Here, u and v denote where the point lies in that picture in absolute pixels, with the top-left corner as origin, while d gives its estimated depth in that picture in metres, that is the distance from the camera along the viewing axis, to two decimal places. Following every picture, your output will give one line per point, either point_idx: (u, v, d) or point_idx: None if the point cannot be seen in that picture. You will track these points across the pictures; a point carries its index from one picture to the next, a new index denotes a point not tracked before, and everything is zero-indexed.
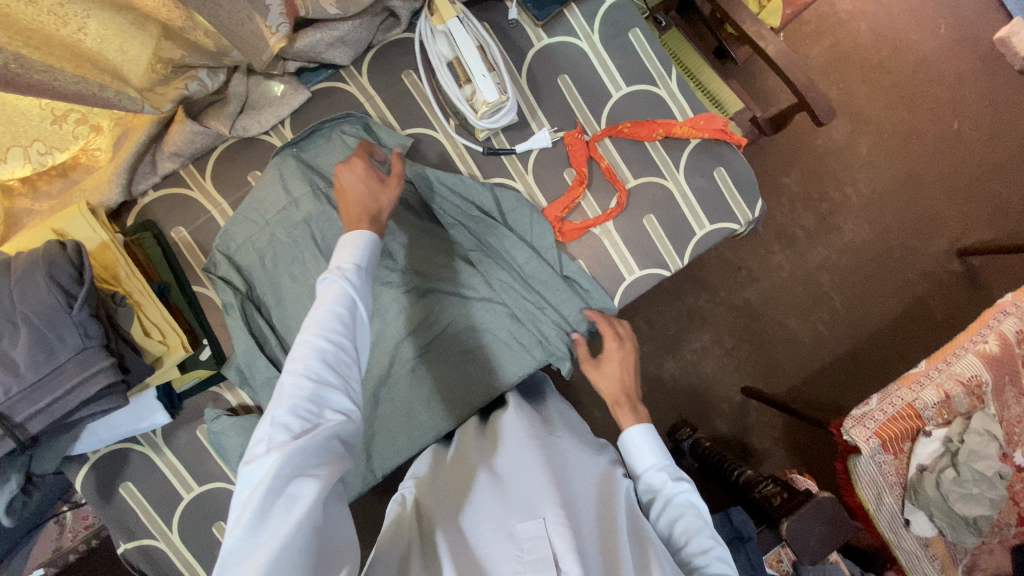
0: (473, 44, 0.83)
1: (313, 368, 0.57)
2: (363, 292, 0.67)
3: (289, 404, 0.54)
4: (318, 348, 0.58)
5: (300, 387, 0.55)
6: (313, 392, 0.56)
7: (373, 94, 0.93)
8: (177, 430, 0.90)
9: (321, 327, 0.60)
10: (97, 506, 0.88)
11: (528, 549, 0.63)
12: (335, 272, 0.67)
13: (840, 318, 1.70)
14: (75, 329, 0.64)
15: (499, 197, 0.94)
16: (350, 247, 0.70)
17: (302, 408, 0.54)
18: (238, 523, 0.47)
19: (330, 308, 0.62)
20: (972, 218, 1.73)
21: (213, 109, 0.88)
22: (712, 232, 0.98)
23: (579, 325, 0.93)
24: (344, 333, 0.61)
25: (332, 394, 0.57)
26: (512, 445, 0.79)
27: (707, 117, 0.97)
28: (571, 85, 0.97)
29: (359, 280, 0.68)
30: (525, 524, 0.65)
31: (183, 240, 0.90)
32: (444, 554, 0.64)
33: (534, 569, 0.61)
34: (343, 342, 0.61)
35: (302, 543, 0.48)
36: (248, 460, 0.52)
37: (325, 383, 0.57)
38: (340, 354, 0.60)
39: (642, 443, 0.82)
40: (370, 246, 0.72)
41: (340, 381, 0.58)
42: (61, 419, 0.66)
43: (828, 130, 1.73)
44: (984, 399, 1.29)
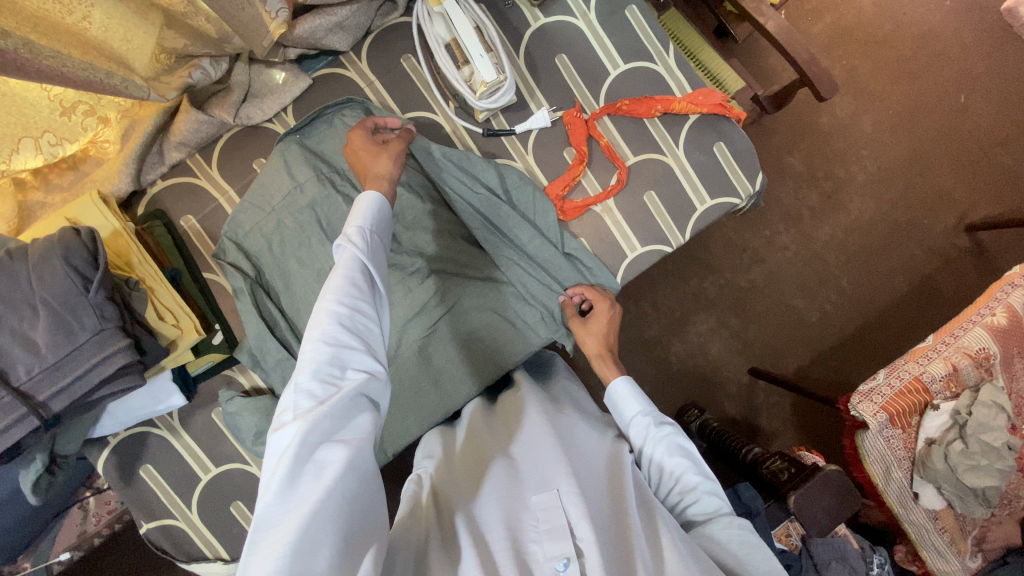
0: (469, 24, 0.84)
1: (332, 335, 0.58)
2: (375, 255, 0.68)
3: (311, 370, 0.56)
4: (334, 314, 0.60)
5: (320, 354, 0.57)
6: (333, 358, 0.57)
7: (373, 79, 0.94)
8: (193, 413, 0.93)
9: (336, 293, 0.61)
10: (120, 488, 0.91)
11: (543, 519, 0.64)
12: (346, 236, 0.67)
13: (847, 296, 1.69)
14: (92, 311, 0.67)
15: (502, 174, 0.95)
16: (359, 210, 0.71)
17: (323, 375, 0.56)
18: (269, 489, 0.49)
19: (344, 273, 0.63)
20: (980, 193, 1.71)
21: (217, 98, 0.90)
22: (714, 207, 0.98)
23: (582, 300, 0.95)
24: (360, 298, 0.62)
25: (352, 357, 0.58)
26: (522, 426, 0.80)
27: (705, 92, 0.97)
28: (569, 64, 0.97)
29: (370, 242, 0.68)
30: (539, 497, 0.67)
31: (193, 228, 0.93)
32: (463, 526, 0.65)
33: (550, 538, 0.62)
34: (359, 306, 0.62)
35: (336, 502, 0.50)
36: (276, 428, 0.54)
37: (345, 348, 0.58)
38: (357, 318, 0.61)
39: (624, 394, 0.85)
40: (379, 208, 0.72)
41: (360, 344, 0.59)
42: (82, 399, 0.68)
43: (831, 107, 1.72)
44: (992, 371, 1.28)
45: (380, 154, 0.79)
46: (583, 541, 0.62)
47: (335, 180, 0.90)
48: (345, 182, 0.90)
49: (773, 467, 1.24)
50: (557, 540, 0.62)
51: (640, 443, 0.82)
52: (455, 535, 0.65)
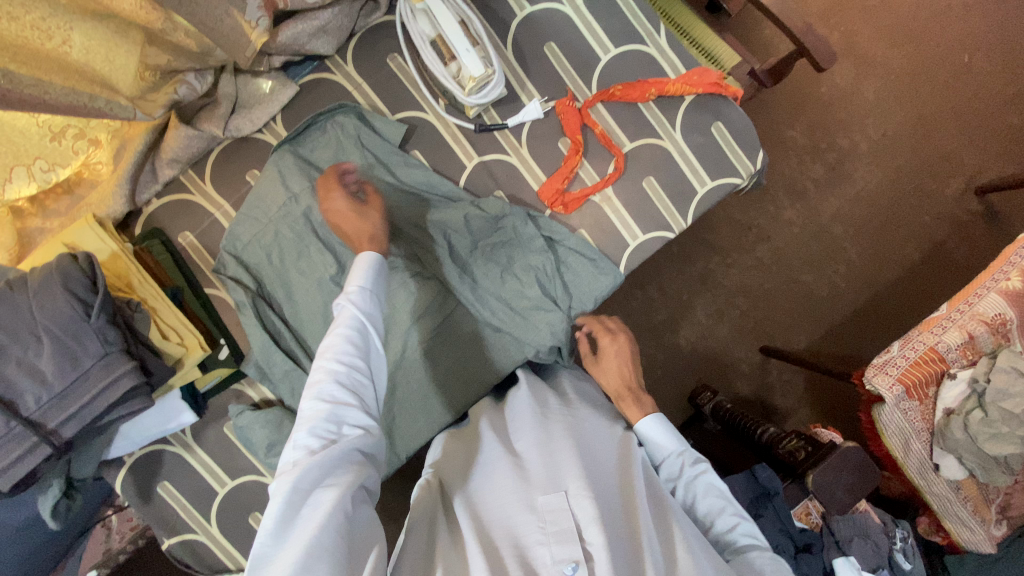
0: (454, 19, 0.82)
1: (326, 391, 0.61)
2: (373, 316, 0.71)
3: (308, 427, 0.58)
4: (331, 372, 0.62)
5: (317, 410, 0.59)
6: (328, 413, 0.59)
7: (360, 81, 0.93)
8: (204, 429, 0.93)
9: (332, 354, 0.64)
10: (138, 506, 0.92)
11: (550, 521, 0.64)
12: (346, 297, 0.71)
13: (857, 269, 1.67)
14: (95, 336, 0.67)
15: (493, 169, 0.95)
16: (359, 274, 0.74)
17: (318, 429, 0.58)
18: (265, 532, 0.51)
19: (341, 334, 0.66)
20: (990, 155, 1.67)
21: (205, 112, 0.89)
22: (714, 189, 0.97)
23: (590, 288, 0.94)
24: (355, 356, 0.65)
25: (348, 413, 0.61)
26: (524, 425, 0.80)
27: (700, 72, 0.95)
28: (559, 51, 0.95)
29: (367, 302, 0.71)
30: (545, 497, 0.66)
31: (190, 243, 0.92)
32: (470, 529, 0.66)
33: (558, 541, 0.62)
34: (355, 364, 0.65)
35: (331, 540, 0.50)
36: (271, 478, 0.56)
37: (340, 403, 0.61)
38: (353, 376, 0.64)
39: (657, 432, 0.84)
40: (379, 265, 0.75)
41: (354, 399, 0.62)
42: (92, 423, 0.69)
43: (830, 77, 1.68)
44: (1009, 336, 1.26)
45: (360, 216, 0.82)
46: (592, 545, 0.62)
47: None
48: None
49: (789, 445, 1.21)
50: (564, 544, 0.62)
51: (675, 480, 0.81)
52: (463, 536, 0.66)
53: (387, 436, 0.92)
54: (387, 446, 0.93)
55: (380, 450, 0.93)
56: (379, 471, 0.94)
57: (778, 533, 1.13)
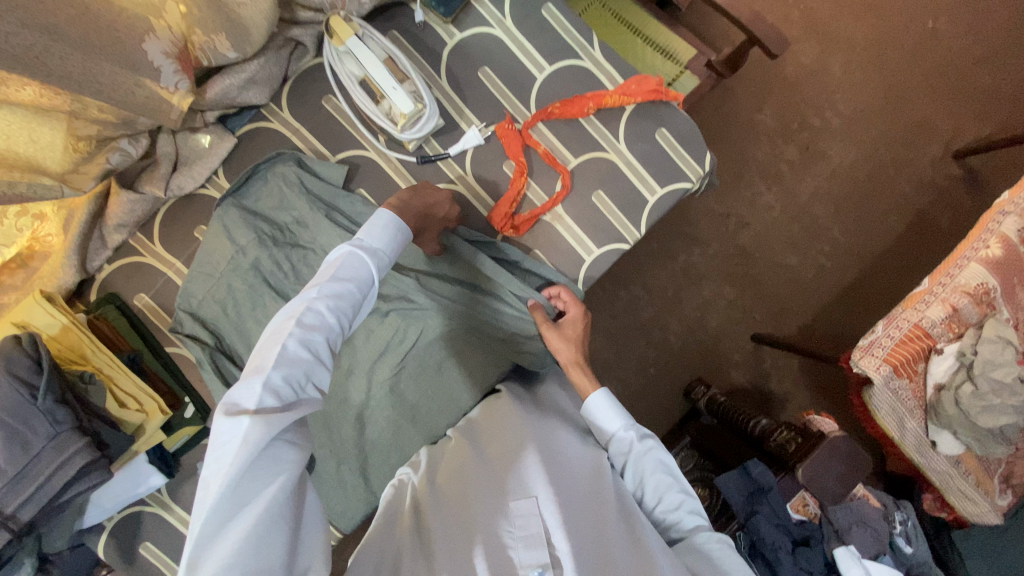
0: (378, 60, 0.82)
1: (312, 341, 0.54)
2: (377, 277, 0.66)
3: (286, 369, 0.51)
4: (326, 323, 0.56)
5: (300, 357, 0.53)
6: (310, 363, 0.53)
7: (298, 126, 0.93)
8: (180, 486, 0.93)
9: (328, 302, 0.58)
10: (123, 568, 0.93)
11: (519, 526, 0.63)
12: (356, 248, 0.66)
13: (841, 247, 1.65)
14: (44, 418, 0.67)
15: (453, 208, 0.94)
16: (379, 225, 0.70)
17: (294, 377, 0.51)
18: (220, 480, 0.44)
19: (348, 284, 0.61)
20: (963, 117, 1.65)
21: (146, 174, 0.89)
22: (666, 195, 0.96)
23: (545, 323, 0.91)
24: (346, 314, 0.60)
25: (320, 372, 0.54)
26: (500, 433, 0.78)
27: (638, 80, 0.94)
28: (493, 75, 0.94)
29: (380, 261, 0.67)
30: (517, 503, 0.66)
31: (147, 305, 0.92)
32: (442, 547, 0.61)
33: (526, 546, 0.61)
34: (343, 323, 0.59)
35: (279, 515, 0.46)
36: (227, 410, 0.48)
37: (321, 360, 0.55)
38: (337, 335, 0.58)
39: (604, 410, 0.82)
40: (402, 232, 0.72)
41: (331, 361, 0.56)
42: (51, 503, 0.69)
43: (794, 57, 1.66)
44: (993, 305, 1.23)
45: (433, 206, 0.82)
46: (559, 549, 0.61)
47: (276, 238, 0.89)
48: (289, 239, 0.90)
49: (780, 437, 1.20)
50: (532, 549, 0.61)
51: (624, 457, 0.80)
52: (433, 553, 0.61)
53: (362, 475, 0.93)
54: (363, 484, 0.93)
55: (357, 489, 0.93)
56: (359, 510, 0.94)
57: (775, 530, 1.09)
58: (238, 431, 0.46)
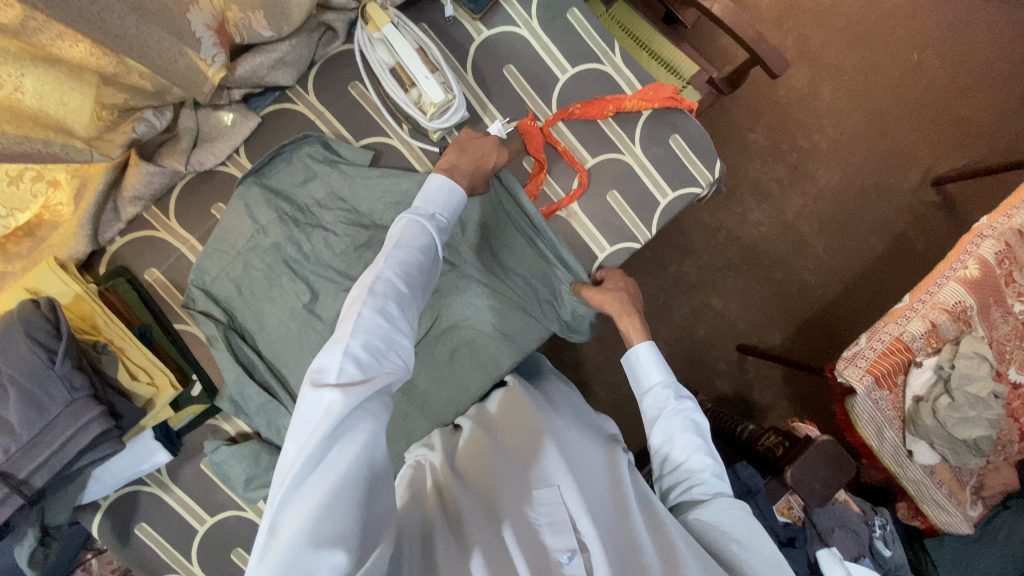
0: (412, 49, 0.84)
1: (386, 309, 0.58)
2: (439, 250, 0.70)
3: (364, 337, 0.55)
4: (396, 292, 0.60)
5: (376, 324, 0.57)
6: (385, 329, 0.57)
7: (323, 110, 0.94)
8: (180, 467, 0.92)
9: (395, 271, 0.62)
10: (116, 549, 0.91)
11: (544, 513, 0.65)
12: (416, 216, 0.70)
13: (824, 263, 1.72)
14: (61, 382, 0.67)
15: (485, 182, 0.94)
16: (435, 195, 0.74)
17: (374, 343, 0.56)
18: (303, 449, 0.48)
19: (413, 254, 0.65)
20: (943, 146, 1.75)
21: (167, 148, 0.89)
22: (677, 199, 0.99)
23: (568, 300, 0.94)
24: (412, 282, 0.64)
25: (398, 339, 0.58)
26: (517, 422, 0.80)
27: (655, 87, 0.97)
28: (517, 73, 0.97)
29: (440, 235, 0.71)
30: (539, 492, 0.67)
31: (158, 280, 0.91)
32: (472, 527, 0.62)
33: (553, 531, 0.63)
34: (412, 292, 0.63)
35: (357, 482, 0.48)
36: (313, 381, 0.52)
37: (396, 328, 0.58)
38: (409, 303, 0.62)
39: (647, 361, 0.86)
40: (461, 200, 0.76)
41: (406, 328, 0.60)
42: (62, 470, 0.69)
43: (787, 80, 1.74)
44: (970, 322, 1.30)
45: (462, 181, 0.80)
46: (586, 535, 0.62)
47: (297, 219, 0.90)
48: (310, 220, 0.91)
49: (767, 441, 1.23)
50: (559, 534, 0.63)
51: (657, 411, 0.83)
52: (466, 530, 0.62)
53: None
54: None
55: None
56: None
57: None
58: (322, 402, 0.50)
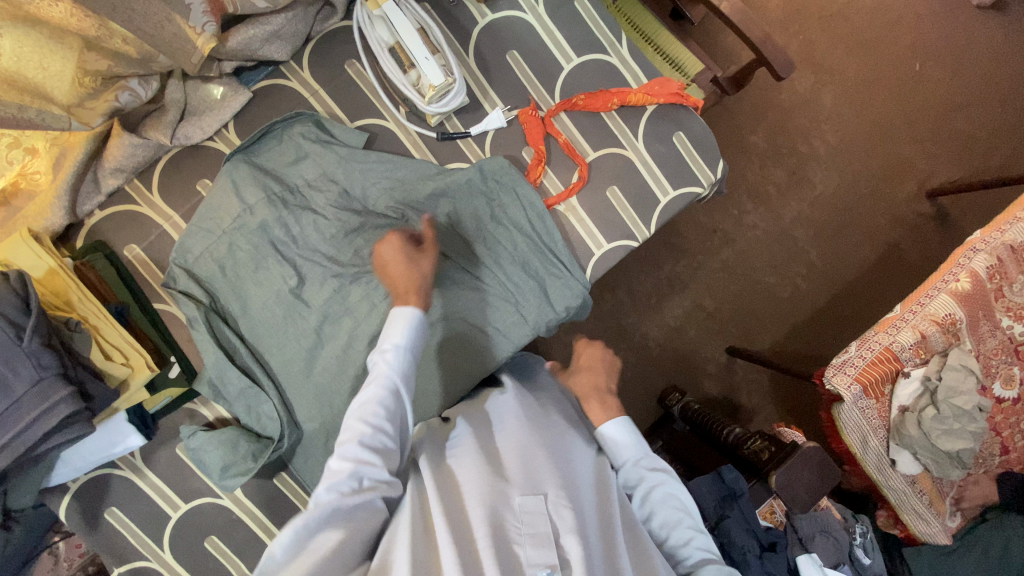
0: (412, 28, 0.81)
1: (350, 449, 0.62)
2: (408, 372, 0.70)
3: (331, 482, 0.60)
4: (359, 431, 0.63)
5: (341, 467, 0.61)
6: (351, 474, 0.61)
7: (317, 87, 0.90)
8: (155, 450, 0.89)
9: (361, 413, 0.65)
10: (85, 533, 0.88)
11: (526, 523, 0.63)
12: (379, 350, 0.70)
13: (817, 269, 1.72)
14: (28, 360, 0.63)
15: (483, 165, 0.91)
16: (399, 324, 0.72)
17: (341, 490, 0.60)
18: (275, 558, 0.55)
19: (376, 387, 0.67)
20: (939, 159, 1.75)
21: (152, 119, 0.85)
22: (677, 197, 0.97)
23: (559, 298, 0.92)
24: (381, 417, 0.65)
25: (367, 470, 0.62)
26: (504, 421, 0.78)
27: (661, 82, 0.96)
28: (520, 59, 0.94)
29: (407, 354, 0.71)
30: (523, 499, 0.65)
31: (138, 257, 0.88)
32: (446, 530, 0.61)
33: (534, 544, 0.61)
34: (382, 425, 0.65)
35: None
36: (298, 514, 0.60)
37: (362, 461, 0.61)
38: (380, 435, 0.64)
39: (616, 440, 0.83)
40: (418, 320, 0.73)
41: (376, 458, 0.63)
42: (27, 452, 0.65)
43: (790, 84, 1.72)
44: (958, 335, 1.30)
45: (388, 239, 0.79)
46: (569, 553, 0.61)
47: (286, 199, 0.87)
48: (300, 202, 0.88)
49: (753, 446, 1.22)
50: (541, 548, 0.61)
51: (632, 490, 0.81)
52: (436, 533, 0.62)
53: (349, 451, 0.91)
54: None
55: None
56: None
57: (744, 534, 1.11)
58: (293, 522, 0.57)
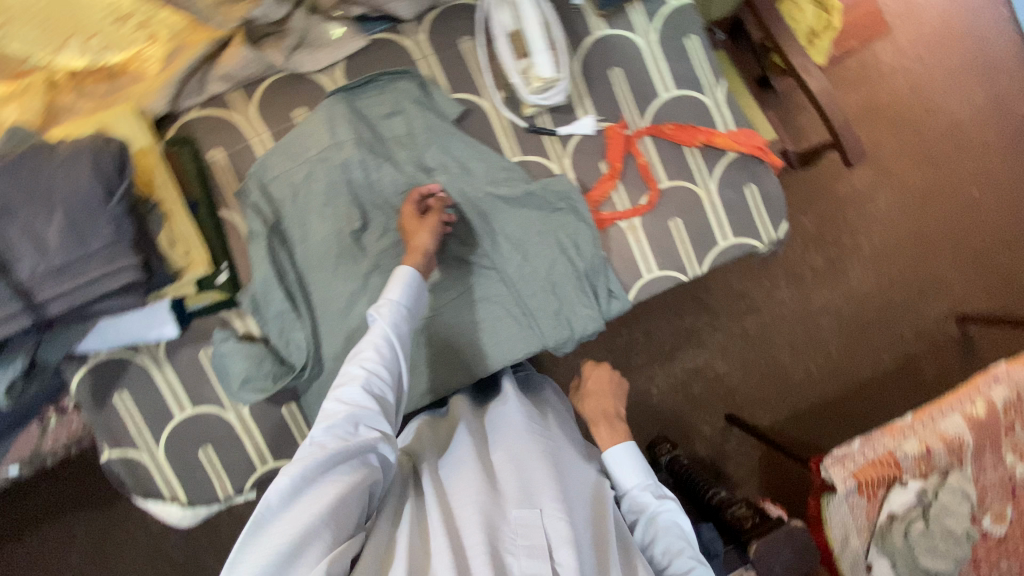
0: (537, 20, 0.86)
1: (347, 394, 0.66)
2: (403, 326, 0.75)
3: (328, 425, 0.64)
4: (357, 377, 0.68)
5: (337, 411, 0.65)
6: (347, 418, 0.64)
7: (428, 53, 0.94)
8: (179, 349, 0.90)
9: (359, 362, 0.69)
10: (90, 408, 0.90)
11: (522, 536, 0.64)
12: (379, 304, 0.75)
13: (833, 361, 1.72)
14: (109, 222, 0.66)
15: (551, 183, 0.94)
16: (398, 281, 0.78)
17: (339, 433, 0.64)
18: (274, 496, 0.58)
19: (374, 339, 0.72)
20: (975, 288, 1.76)
21: (271, 40, 0.91)
22: (734, 246, 1.00)
23: (579, 319, 0.95)
24: (377, 365, 0.70)
25: (365, 415, 0.66)
26: (506, 431, 0.79)
27: (748, 133, 0.99)
28: (623, 78, 0.98)
29: (403, 310, 0.76)
30: (521, 511, 0.66)
31: (220, 162, 0.91)
32: (446, 531, 0.64)
33: (527, 555, 0.62)
34: (377, 373, 0.69)
35: (317, 524, 0.57)
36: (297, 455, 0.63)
37: (359, 406, 0.66)
38: (376, 382, 0.69)
39: (622, 462, 0.84)
40: (415, 278, 0.79)
41: (373, 404, 0.67)
42: (80, 307, 0.67)
43: (850, 177, 1.75)
44: (963, 459, 1.24)
45: (413, 221, 0.86)
46: (561, 566, 0.61)
47: (373, 147, 0.91)
48: (384, 151, 0.92)
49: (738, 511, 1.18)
50: (534, 560, 0.62)
51: (637, 517, 0.81)
52: (437, 531, 0.64)
53: None
54: None
55: None
56: None
57: None
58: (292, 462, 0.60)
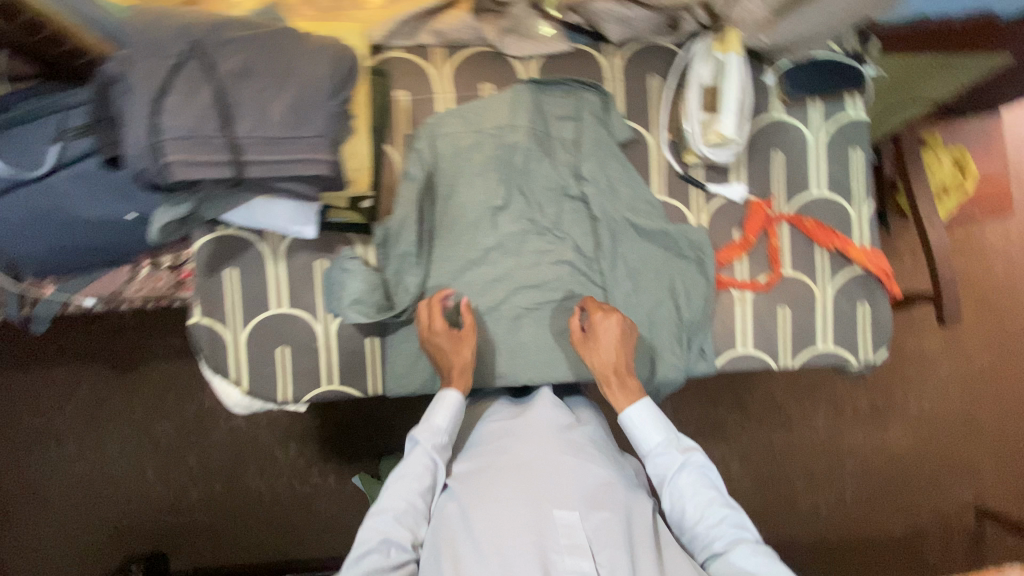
0: (738, 83, 0.92)
1: (383, 520, 0.79)
2: (440, 453, 0.86)
3: (365, 550, 0.76)
4: (394, 508, 0.80)
5: (375, 537, 0.77)
6: (382, 542, 0.77)
7: (619, 77, 1.00)
8: (299, 251, 0.95)
9: (397, 487, 0.81)
10: (201, 273, 0.93)
11: (565, 536, 0.76)
12: (418, 434, 0.86)
13: (845, 506, 1.68)
14: (324, 116, 0.71)
15: (687, 229, 0.97)
16: (441, 408, 0.87)
17: (377, 554, 0.76)
18: None
19: (411, 469, 0.83)
20: (1005, 486, 1.72)
21: (489, 16, 0.98)
22: (829, 353, 1.01)
23: (664, 366, 0.97)
24: (413, 492, 0.81)
25: (399, 539, 0.78)
26: (541, 435, 0.86)
27: (878, 255, 1.02)
28: (782, 162, 1.02)
29: (442, 439, 0.86)
30: (563, 514, 0.77)
31: (403, 102, 0.96)
32: (497, 532, 0.76)
33: (571, 552, 0.75)
34: (412, 501, 0.81)
35: None
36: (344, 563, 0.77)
37: (393, 535, 0.78)
38: (410, 512, 0.80)
39: (644, 423, 0.88)
40: (460, 402, 0.88)
41: (406, 532, 0.79)
42: (268, 179, 0.71)
43: (923, 338, 1.70)
44: None
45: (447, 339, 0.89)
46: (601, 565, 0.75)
47: (541, 140, 0.97)
48: (548, 147, 0.98)
49: None
50: (576, 556, 0.75)
51: (662, 476, 0.87)
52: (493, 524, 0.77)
53: None
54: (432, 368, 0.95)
55: (425, 367, 0.95)
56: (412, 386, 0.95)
57: None
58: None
